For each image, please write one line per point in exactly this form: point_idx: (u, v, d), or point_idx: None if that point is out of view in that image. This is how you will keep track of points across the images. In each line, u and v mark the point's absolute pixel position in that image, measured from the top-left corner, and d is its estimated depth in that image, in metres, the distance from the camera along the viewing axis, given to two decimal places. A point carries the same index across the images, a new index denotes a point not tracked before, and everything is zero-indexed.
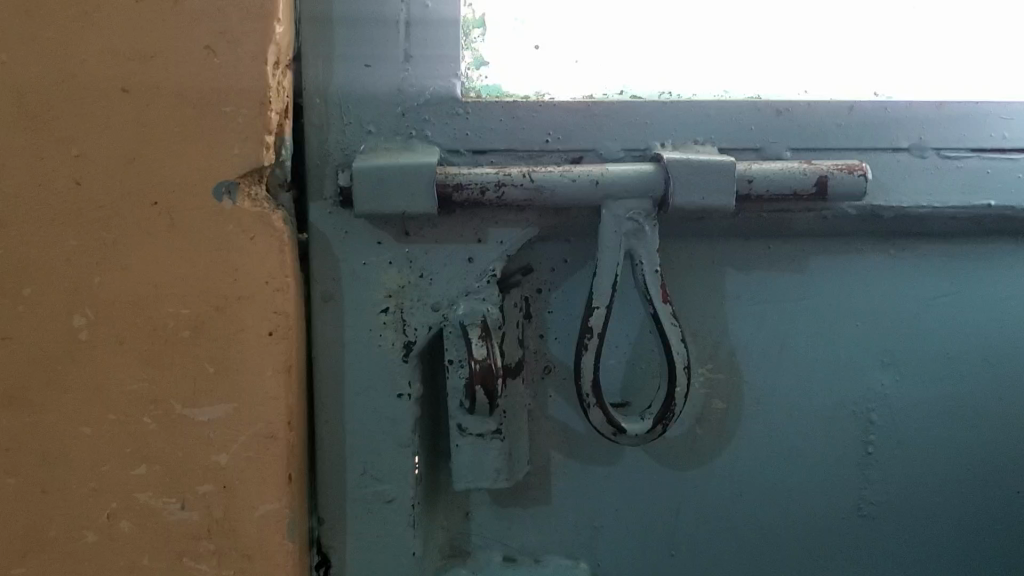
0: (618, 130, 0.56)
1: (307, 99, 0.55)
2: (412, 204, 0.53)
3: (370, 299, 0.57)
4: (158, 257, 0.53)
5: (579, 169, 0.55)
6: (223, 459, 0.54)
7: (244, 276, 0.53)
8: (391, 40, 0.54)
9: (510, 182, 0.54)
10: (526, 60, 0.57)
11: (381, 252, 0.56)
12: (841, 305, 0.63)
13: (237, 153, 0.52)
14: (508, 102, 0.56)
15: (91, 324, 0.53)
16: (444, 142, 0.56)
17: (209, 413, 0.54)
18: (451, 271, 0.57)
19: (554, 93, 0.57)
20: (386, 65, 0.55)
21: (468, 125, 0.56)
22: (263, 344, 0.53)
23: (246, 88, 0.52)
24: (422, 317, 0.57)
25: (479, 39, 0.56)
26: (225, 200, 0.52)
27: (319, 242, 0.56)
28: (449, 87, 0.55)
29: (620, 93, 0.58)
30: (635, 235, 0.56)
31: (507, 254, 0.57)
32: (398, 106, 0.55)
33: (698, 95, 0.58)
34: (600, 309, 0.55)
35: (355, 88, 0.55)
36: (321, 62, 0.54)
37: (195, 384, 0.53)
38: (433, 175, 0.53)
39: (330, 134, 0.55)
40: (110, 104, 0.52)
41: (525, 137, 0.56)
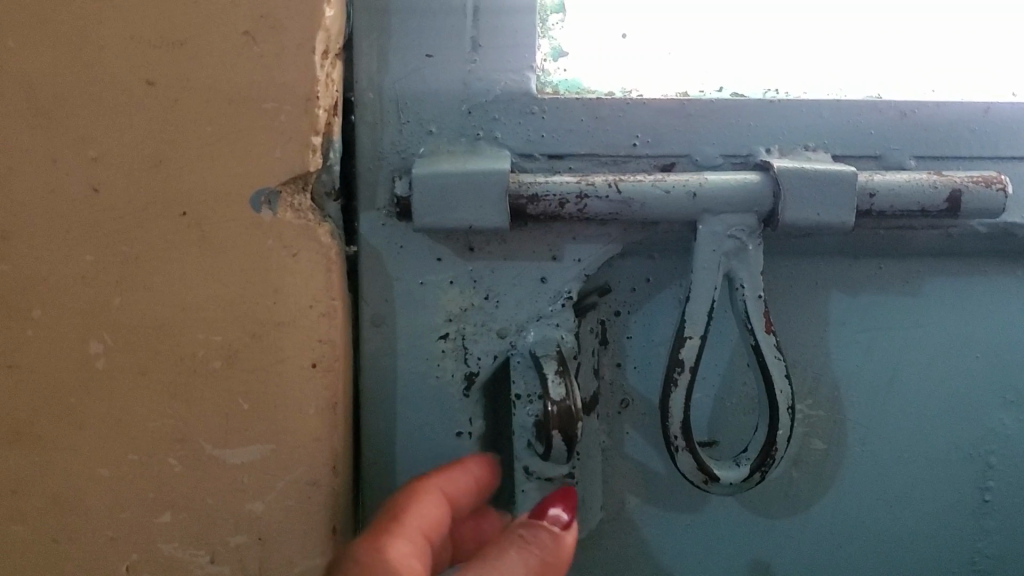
0: (716, 134, 0.49)
1: (358, 94, 0.47)
2: (480, 217, 0.45)
3: (427, 324, 0.49)
4: (186, 276, 0.46)
5: (674, 178, 0.47)
6: (258, 508, 0.47)
7: (285, 299, 0.46)
8: (456, 28, 0.47)
9: (593, 194, 0.46)
10: (610, 52, 0.49)
11: (440, 270, 0.49)
12: (961, 334, 0.56)
13: (279, 156, 0.45)
14: (591, 100, 0.48)
15: (110, 352, 0.46)
16: (515, 145, 0.48)
17: (243, 455, 0.47)
18: (521, 293, 0.49)
19: (642, 89, 0.49)
20: (451, 56, 0.47)
21: (543, 125, 0.48)
22: (306, 378, 0.47)
23: (292, 82, 0.44)
24: (486, 344, 0.50)
25: (558, 25, 0.49)
26: (264, 211, 0.45)
27: (370, 258, 0.48)
28: (524, 81, 0.47)
29: (719, 90, 0.50)
30: (736, 254, 0.48)
31: (585, 274, 0.50)
32: (463, 103, 0.47)
33: (810, 93, 0.50)
34: (693, 340, 0.48)
35: (414, 82, 0.47)
36: (375, 50, 0.47)
37: (227, 423, 0.47)
38: (506, 184, 0.45)
39: (384, 133, 0.47)
40: (132, 98, 0.44)
41: (609, 140, 0.48)
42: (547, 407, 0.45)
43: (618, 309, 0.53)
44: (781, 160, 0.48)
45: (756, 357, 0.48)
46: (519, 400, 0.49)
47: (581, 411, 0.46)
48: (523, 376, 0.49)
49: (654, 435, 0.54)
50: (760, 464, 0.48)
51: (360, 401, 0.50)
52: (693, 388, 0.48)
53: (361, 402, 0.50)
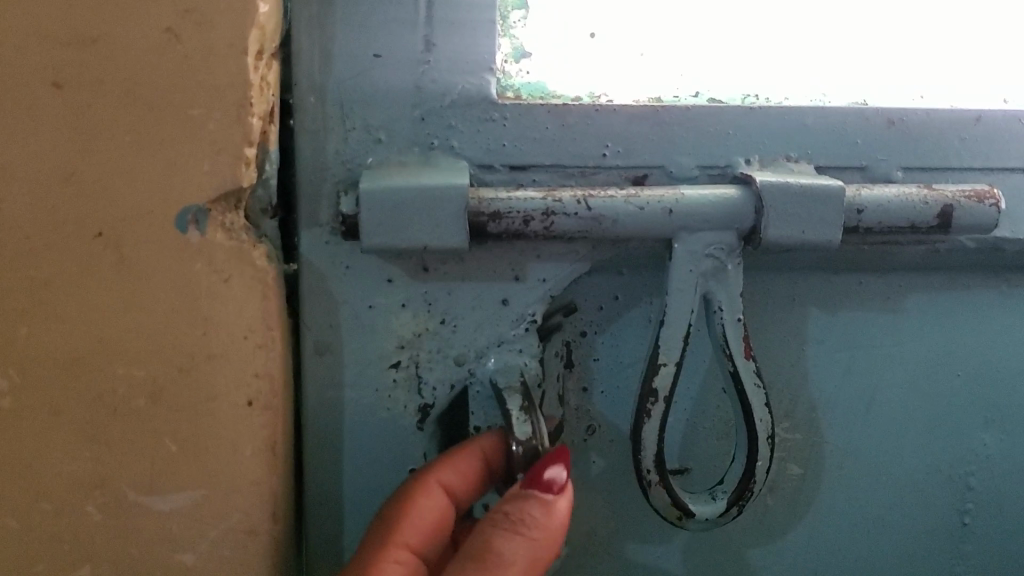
0: (692, 143, 0.45)
1: (297, 95, 0.42)
2: (436, 238, 0.40)
3: (376, 351, 0.45)
4: (104, 305, 0.40)
5: (649, 193, 0.43)
6: (187, 559, 0.43)
7: (218, 329, 0.41)
8: (406, 25, 0.41)
9: (561, 210, 0.41)
10: (576, 53, 0.45)
11: (391, 292, 0.44)
12: (942, 352, 0.53)
13: (209, 168, 0.40)
14: (557, 105, 0.43)
15: (17, 390, 0.40)
16: (474, 155, 0.43)
17: (171, 503, 0.42)
18: (481, 316, 0.45)
19: (612, 93, 0.45)
20: (401, 57, 0.42)
21: (505, 133, 0.43)
22: (241, 416, 0.42)
23: (222, 86, 0.39)
24: (441, 372, 0.46)
25: (519, 23, 0.44)
26: (191, 231, 0.40)
27: (313, 280, 0.43)
28: (482, 85, 0.43)
29: (695, 95, 0.47)
30: (714, 275, 0.44)
31: (551, 295, 0.45)
32: (416, 108, 0.42)
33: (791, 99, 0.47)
34: (668, 367, 0.43)
35: (359, 85, 0.42)
36: (315, 48, 0.41)
37: (153, 467, 0.42)
38: (466, 199, 0.40)
39: (327, 142, 0.42)
40: (36, 103, 0.38)
41: (578, 149, 0.44)
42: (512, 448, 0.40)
43: (585, 331, 0.49)
44: (763, 172, 0.45)
45: (734, 385, 0.45)
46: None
47: (549, 450, 0.41)
48: (482, 407, 0.45)
49: (619, 465, 0.50)
50: (739, 497, 0.44)
51: (302, 436, 0.46)
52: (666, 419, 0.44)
53: (303, 437, 0.45)
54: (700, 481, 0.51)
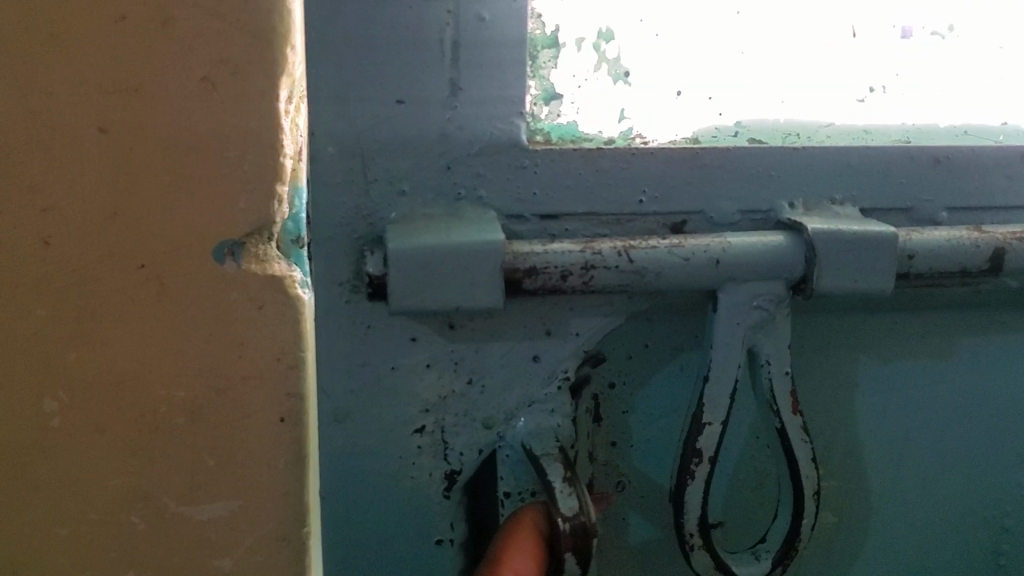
0: (733, 189, 0.47)
1: (314, 143, 0.40)
2: (467, 296, 0.39)
3: (401, 416, 0.44)
4: (111, 332, 0.27)
5: (693, 243, 0.43)
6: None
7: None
8: (432, 67, 0.41)
9: (601, 264, 0.41)
10: (610, 93, 0.45)
11: (416, 352, 0.43)
12: (988, 392, 0.52)
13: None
14: (593, 150, 0.44)
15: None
16: (503, 206, 0.43)
17: (214, 510, 0.28)
18: (511, 375, 0.45)
19: (648, 133, 0.46)
20: (427, 102, 0.41)
21: (536, 181, 0.43)
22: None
23: (217, 124, 0.26)
24: (468, 436, 0.45)
25: (550, 63, 0.43)
26: (229, 268, 0.27)
27: (338, 341, 0.42)
28: (513, 130, 0.42)
29: (734, 134, 0.48)
30: (762, 327, 0.46)
31: (584, 350, 0.46)
32: (442, 157, 0.42)
33: (836, 135, 0.50)
34: (714, 427, 0.46)
35: (382, 133, 0.41)
36: (337, 94, 0.40)
37: (137, 548, 0.28)
38: (500, 257, 0.39)
39: (344, 195, 0.41)
40: (55, 152, 0.25)
41: (611, 197, 0.44)
42: (557, 525, 0.38)
43: (616, 380, 0.48)
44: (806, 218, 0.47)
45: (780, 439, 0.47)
46: (507, 500, 0.44)
47: (597, 525, 0.39)
48: (512, 471, 0.45)
49: (649, 514, 0.50)
50: (783, 557, 0.47)
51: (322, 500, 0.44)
52: (709, 478, 0.47)
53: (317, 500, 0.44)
54: (735, 537, 0.52)
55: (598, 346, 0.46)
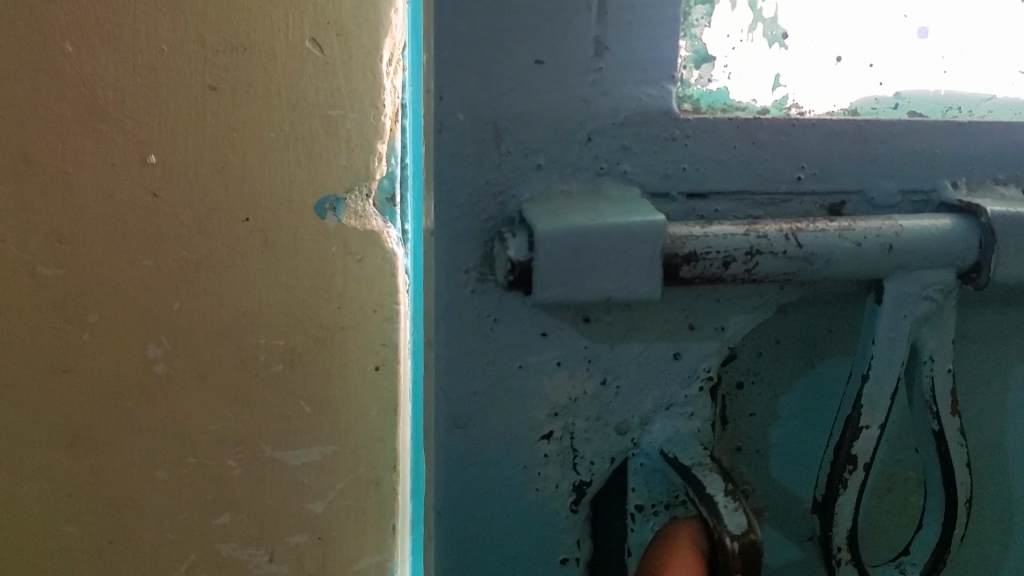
0: (896, 166, 0.42)
1: (442, 108, 0.35)
2: (619, 285, 0.35)
3: (527, 420, 0.39)
4: (252, 282, 0.33)
5: (864, 225, 0.39)
6: (301, 541, 0.34)
7: (353, 302, 0.34)
8: (575, 23, 0.36)
9: (767, 249, 0.37)
10: (763, 57, 0.40)
11: (546, 349, 0.39)
12: None
13: (345, 164, 0.33)
14: (748, 120, 0.39)
15: (176, 359, 0.32)
16: (649, 183, 0.38)
17: (306, 458, 0.34)
18: (648, 375, 0.40)
19: (803, 102, 0.41)
20: (567, 63, 0.36)
21: (686, 154, 0.38)
22: (370, 384, 0.34)
23: (332, 96, 0.32)
24: (599, 443, 0.41)
25: (702, 22, 0.38)
26: (329, 219, 0.33)
27: (461, 335, 0.38)
28: (662, 97, 0.37)
29: (895, 107, 0.42)
30: (929, 321, 0.42)
31: (727, 346, 0.41)
32: (582, 128, 0.37)
33: (997, 111, 0.44)
34: (872, 432, 0.42)
35: (517, 98, 0.36)
36: (469, 53, 0.35)
37: (284, 429, 0.34)
38: (662, 243, 0.35)
39: (474, 170, 0.36)
40: (197, 111, 0.31)
41: (767, 174, 0.40)
42: (725, 544, 0.35)
43: (754, 377, 0.44)
44: (977, 199, 0.42)
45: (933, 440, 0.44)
46: (639, 513, 0.41)
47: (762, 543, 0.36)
48: (647, 482, 0.41)
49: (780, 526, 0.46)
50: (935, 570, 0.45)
51: (438, 514, 0.39)
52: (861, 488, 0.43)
53: (431, 513, 0.39)
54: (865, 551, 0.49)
55: (740, 340, 0.42)
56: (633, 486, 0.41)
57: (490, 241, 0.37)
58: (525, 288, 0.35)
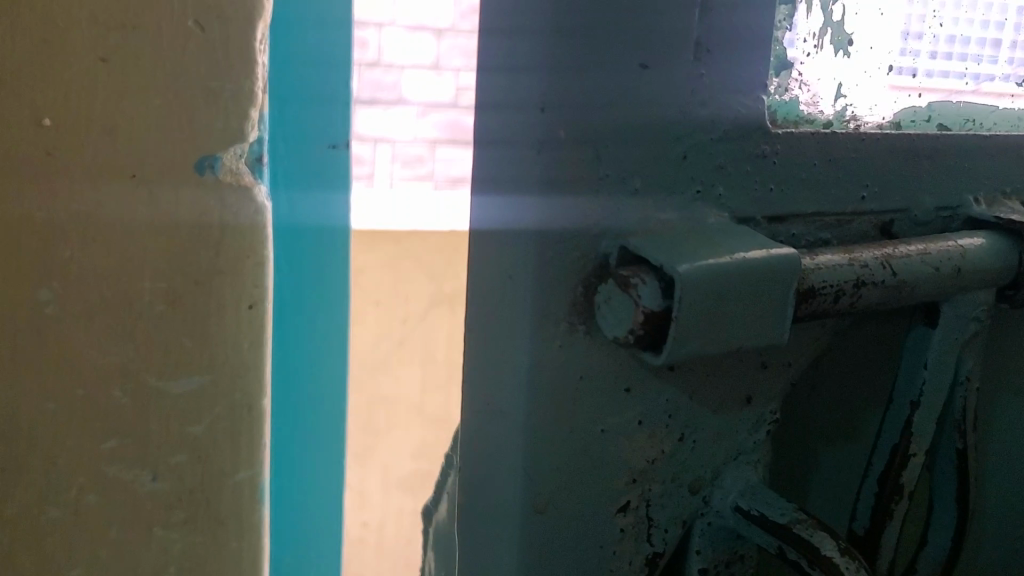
0: (935, 181, 0.40)
1: (547, 124, 0.28)
2: (754, 334, 0.30)
3: (607, 493, 0.32)
4: None
5: (936, 250, 0.37)
6: (181, 461, 0.34)
7: (233, 241, 0.32)
8: (683, 21, 0.29)
9: (871, 279, 0.33)
10: (830, 65, 0.36)
11: (629, 407, 0.32)
12: None
13: (222, 128, 0.31)
14: (828, 134, 0.35)
15: (66, 303, 0.31)
16: (740, 208, 0.33)
17: (186, 383, 0.33)
18: (722, 424, 0.35)
19: (859, 114, 0.38)
20: (673, 69, 0.30)
21: (774, 174, 0.34)
22: (244, 323, 0.33)
23: (215, 68, 0.31)
24: (672, 509, 0.35)
25: (784, 23, 0.34)
26: None
27: (546, 403, 0.30)
28: (757, 107, 0.32)
29: (928, 119, 0.40)
30: (972, 342, 0.40)
31: (789, 383, 0.37)
32: (680, 144, 0.31)
33: (1003, 126, 0.43)
34: (919, 459, 0.40)
35: (623, 113, 0.29)
36: (575, 57, 0.28)
37: (168, 358, 0.32)
38: (795, 283, 0.30)
39: (574, 200, 0.29)
40: None
41: (837, 193, 0.36)
42: None
43: (806, 412, 0.39)
44: (1005, 214, 0.41)
45: (957, 462, 0.42)
46: None
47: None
48: (712, 543, 0.36)
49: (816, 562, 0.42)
50: None
51: None
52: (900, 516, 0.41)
53: None
54: None
55: (800, 372, 0.38)
56: (696, 548, 0.35)
57: (585, 282, 0.30)
58: (653, 346, 0.29)
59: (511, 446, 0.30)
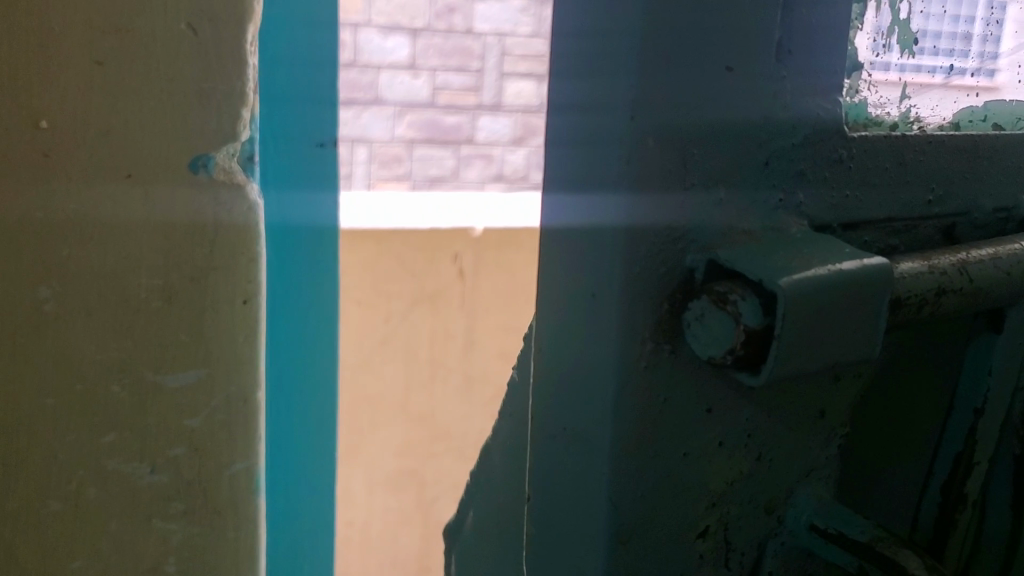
0: (994, 181, 0.39)
1: (636, 133, 0.26)
2: (846, 348, 0.28)
3: (687, 520, 0.31)
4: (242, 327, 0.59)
5: (1005, 253, 0.35)
6: (179, 452, 0.39)
7: (224, 243, 0.37)
8: (767, 20, 0.28)
9: (951, 287, 0.32)
10: (895, 66, 0.35)
11: (709, 428, 0.30)
12: None
13: (215, 129, 0.36)
14: (898, 137, 0.34)
15: (64, 299, 0.34)
16: (817, 215, 0.31)
17: (181, 379, 0.38)
18: (798, 440, 0.34)
19: (922, 116, 0.37)
20: (756, 72, 0.28)
21: (850, 180, 0.32)
22: (239, 317, 0.38)
23: (207, 76, 0.36)
24: (749, 530, 0.33)
25: (857, 22, 0.32)
26: None
27: (635, 437, 0.28)
28: (836, 111, 0.31)
29: (983, 118, 0.40)
30: None
31: (858, 393, 0.36)
32: (763, 150, 0.29)
33: None
34: (982, 467, 0.39)
35: (708, 117, 0.27)
36: (665, 60, 0.26)
37: (165, 356, 0.37)
38: (888, 295, 0.29)
39: (662, 211, 0.27)
40: None
41: (906, 197, 0.35)
42: None
43: (874, 422, 0.38)
44: None
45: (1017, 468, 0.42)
46: None
47: None
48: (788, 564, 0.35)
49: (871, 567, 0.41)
50: None
51: None
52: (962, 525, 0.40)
53: None
54: None
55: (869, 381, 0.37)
56: (768, 569, 0.34)
57: (670, 299, 0.28)
58: (750, 367, 0.26)
59: (592, 480, 0.28)
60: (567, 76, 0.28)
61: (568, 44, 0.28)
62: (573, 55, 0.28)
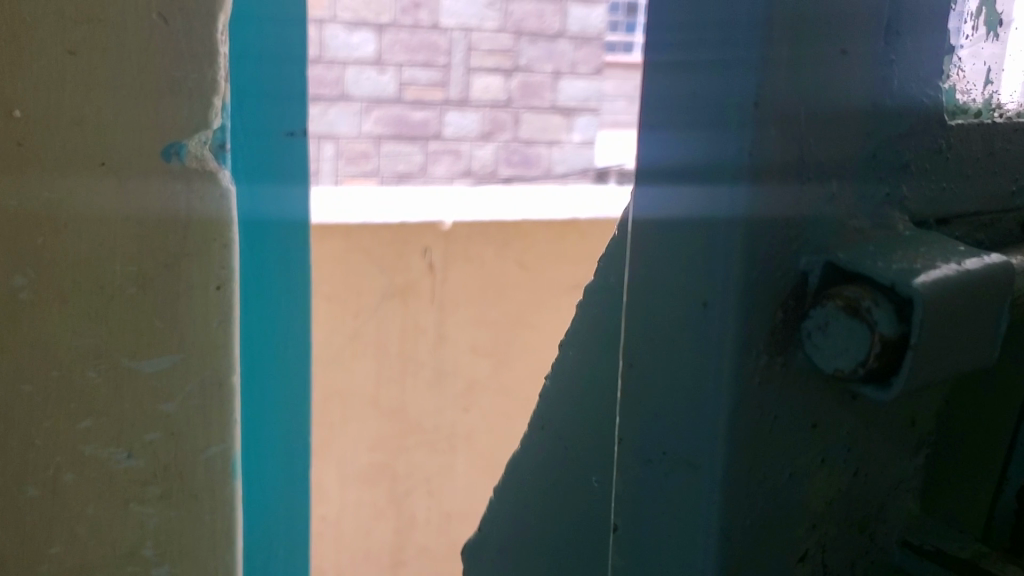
0: None
1: (757, 114, 0.23)
2: (973, 356, 0.26)
3: (790, 545, 0.29)
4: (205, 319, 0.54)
5: None
6: (154, 438, 0.55)
7: (194, 234, 0.52)
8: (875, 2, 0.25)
9: None
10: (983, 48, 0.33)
11: (814, 444, 0.28)
12: None
13: (187, 118, 0.50)
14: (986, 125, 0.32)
15: (34, 287, 0.49)
16: (919, 210, 0.29)
17: (153, 364, 0.53)
18: (892, 448, 0.32)
19: (1006, 100, 0.34)
20: (864, 56, 0.26)
21: (945, 172, 0.30)
22: (207, 300, 0.54)
23: (178, 65, 0.50)
24: (844, 549, 0.32)
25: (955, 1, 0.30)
26: (175, 161, 0.50)
27: (742, 457, 0.26)
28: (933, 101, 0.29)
29: None
30: None
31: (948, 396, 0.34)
32: (872, 140, 0.27)
33: None
34: None
35: (827, 102, 0.25)
36: (784, 34, 0.23)
37: (137, 349, 0.52)
38: (1009, 297, 0.27)
39: (780, 207, 0.24)
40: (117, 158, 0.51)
41: (993, 188, 0.33)
42: None
43: None
44: None
45: None
46: None
47: None
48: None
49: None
50: None
51: None
52: None
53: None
54: None
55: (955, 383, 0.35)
56: None
57: (784, 305, 0.25)
58: (877, 379, 0.24)
59: (692, 507, 0.26)
60: (670, 57, 0.25)
61: (676, 18, 0.25)
62: (677, 33, 0.25)
